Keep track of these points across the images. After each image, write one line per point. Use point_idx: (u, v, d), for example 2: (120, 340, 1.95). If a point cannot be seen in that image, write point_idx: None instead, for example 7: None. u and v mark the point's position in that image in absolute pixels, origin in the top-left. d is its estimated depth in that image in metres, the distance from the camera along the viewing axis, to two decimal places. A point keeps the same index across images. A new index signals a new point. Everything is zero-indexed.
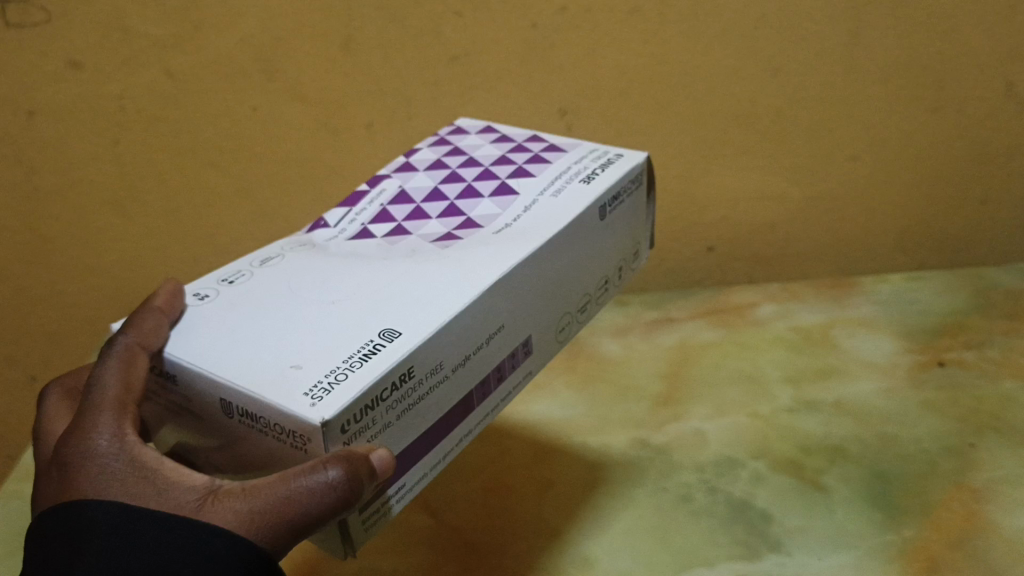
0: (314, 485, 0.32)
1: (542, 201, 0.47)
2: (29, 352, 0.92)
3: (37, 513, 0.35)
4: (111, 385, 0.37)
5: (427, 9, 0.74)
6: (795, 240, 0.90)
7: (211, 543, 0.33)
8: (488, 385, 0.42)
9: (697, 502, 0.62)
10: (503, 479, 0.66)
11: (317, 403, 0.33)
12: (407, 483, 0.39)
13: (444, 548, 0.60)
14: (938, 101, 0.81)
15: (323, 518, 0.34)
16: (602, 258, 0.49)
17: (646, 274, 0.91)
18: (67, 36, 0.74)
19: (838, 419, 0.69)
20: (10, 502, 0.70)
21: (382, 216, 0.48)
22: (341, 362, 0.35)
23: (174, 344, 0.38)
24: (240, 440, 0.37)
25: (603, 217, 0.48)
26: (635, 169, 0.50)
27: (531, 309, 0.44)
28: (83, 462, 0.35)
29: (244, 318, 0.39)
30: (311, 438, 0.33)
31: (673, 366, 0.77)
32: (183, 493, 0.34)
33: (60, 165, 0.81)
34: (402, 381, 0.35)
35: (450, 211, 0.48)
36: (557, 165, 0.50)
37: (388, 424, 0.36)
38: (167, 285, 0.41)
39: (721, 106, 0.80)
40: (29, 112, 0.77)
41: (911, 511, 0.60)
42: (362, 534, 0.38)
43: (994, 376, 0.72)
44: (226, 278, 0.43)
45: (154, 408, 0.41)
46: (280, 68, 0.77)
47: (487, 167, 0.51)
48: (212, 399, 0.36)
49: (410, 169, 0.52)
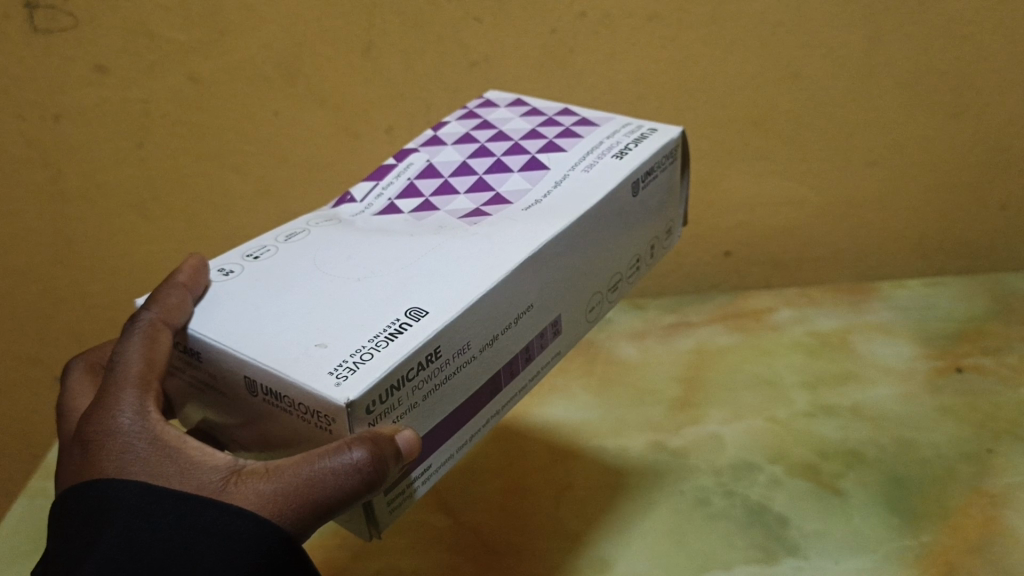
0: (338, 466, 0.33)
1: (573, 176, 0.47)
2: (53, 352, 0.93)
3: (63, 487, 0.37)
4: (134, 362, 0.38)
5: (447, 15, 0.75)
6: (812, 244, 0.90)
7: (234, 521, 0.34)
8: (516, 366, 0.43)
9: (715, 504, 0.63)
10: (521, 480, 0.66)
11: (341, 382, 0.33)
12: (433, 465, 0.40)
13: (462, 547, 0.61)
14: (957, 106, 0.81)
15: (347, 499, 0.34)
16: (634, 236, 0.50)
17: (663, 278, 0.92)
18: (94, 42, 0.75)
19: (855, 424, 0.70)
20: (36, 499, 0.71)
21: (409, 191, 0.49)
22: (367, 341, 0.36)
23: (197, 321, 0.39)
24: (264, 418, 0.37)
25: (636, 193, 0.48)
26: (670, 144, 0.50)
27: (561, 287, 0.44)
28: (106, 439, 0.36)
29: (270, 294, 0.40)
30: (336, 419, 0.34)
31: (690, 370, 0.77)
32: (206, 473, 0.35)
33: (85, 168, 0.82)
34: (428, 361, 0.36)
35: (479, 186, 0.48)
36: (589, 139, 0.51)
37: (414, 405, 0.36)
38: (191, 261, 0.42)
39: (739, 111, 0.80)
40: (55, 116, 0.79)
41: (929, 516, 0.60)
42: (386, 516, 0.39)
43: (1012, 382, 0.72)
44: (251, 253, 0.44)
45: (177, 385, 0.42)
46: (302, 73, 0.78)
47: (517, 141, 0.52)
48: (237, 376, 0.37)
49: (438, 143, 0.52)
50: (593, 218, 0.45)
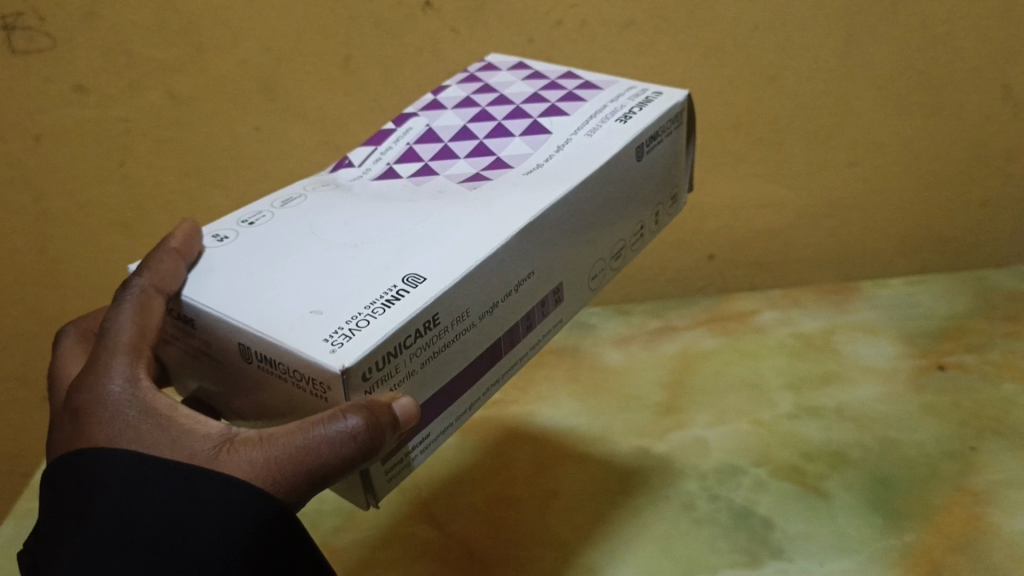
0: (333, 434, 0.33)
1: (575, 140, 0.47)
2: (40, 372, 0.92)
3: (54, 455, 0.37)
4: (126, 329, 0.38)
5: (423, 27, 0.75)
6: (795, 246, 0.91)
7: (227, 490, 0.34)
8: (516, 334, 0.43)
9: (699, 509, 0.63)
10: (507, 490, 0.66)
11: (337, 349, 0.33)
12: (432, 433, 0.40)
13: (447, 557, 0.61)
14: (934, 105, 0.82)
15: (342, 467, 0.35)
16: (638, 202, 0.50)
17: (647, 282, 0.92)
18: (72, 62, 0.75)
19: (839, 424, 0.70)
20: (22, 520, 0.71)
21: (408, 155, 0.49)
22: (364, 308, 0.36)
23: (192, 288, 0.39)
24: (259, 385, 0.37)
25: (640, 157, 0.48)
26: (675, 107, 0.50)
27: (563, 254, 0.44)
28: (96, 408, 0.36)
29: (266, 261, 0.40)
30: (331, 386, 0.34)
31: (674, 374, 0.78)
32: (198, 441, 0.35)
33: (67, 188, 0.82)
34: (426, 328, 0.36)
35: (479, 150, 0.48)
36: (593, 103, 0.51)
37: (411, 372, 0.36)
38: (184, 226, 0.42)
39: (717, 115, 0.81)
40: (36, 137, 0.79)
41: (913, 515, 0.60)
42: (383, 484, 0.39)
43: (994, 379, 0.72)
44: (247, 219, 0.44)
45: (171, 354, 0.41)
46: (281, 88, 0.78)
47: (518, 105, 0.51)
48: (231, 344, 0.37)
49: (438, 107, 0.52)
50: (598, 187, 0.45)
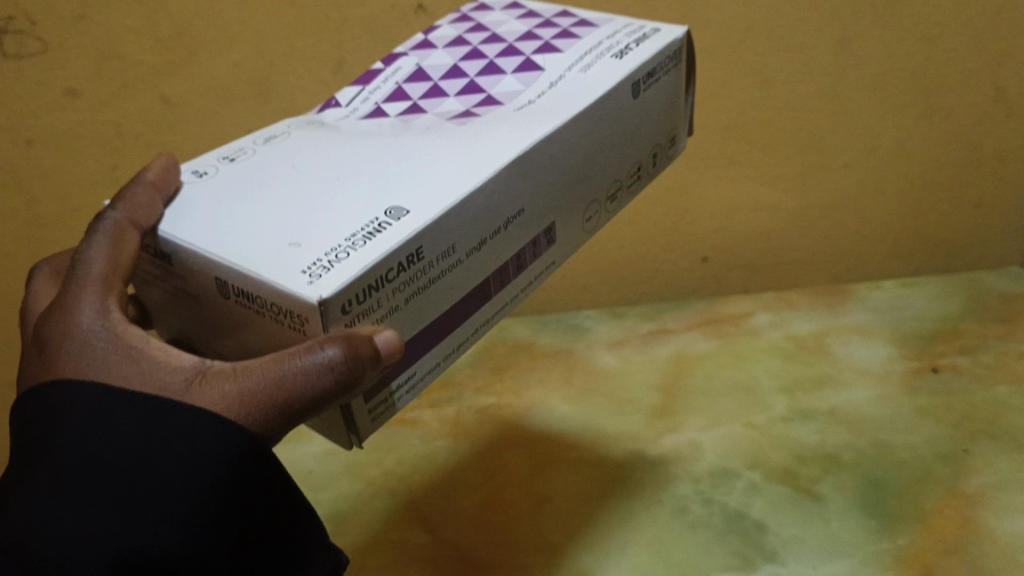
0: (309, 366, 0.31)
1: (568, 77, 0.45)
2: None
3: (20, 389, 0.35)
4: (98, 262, 0.36)
5: (416, 29, 0.76)
6: (788, 248, 0.91)
7: (197, 423, 0.32)
8: (507, 274, 0.41)
9: (692, 513, 0.63)
10: (501, 494, 0.66)
11: (315, 280, 0.32)
12: (418, 374, 0.38)
13: (441, 561, 0.61)
14: (927, 107, 0.82)
15: (320, 399, 0.33)
16: (634, 142, 0.47)
17: (642, 285, 0.92)
18: (64, 66, 0.74)
19: (833, 427, 0.69)
20: None
21: (397, 94, 0.47)
22: (344, 240, 0.34)
23: (168, 223, 0.37)
24: (236, 320, 0.36)
25: (637, 94, 0.45)
26: (674, 43, 0.47)
27: (554, 192, 0.42)
28: (63, 339, 0.34)
29: (245, 196, 0.38)
30: (309, 318, 0.32)
31: (668, 377, 0.77)
32: (169, 374, 0.33)
33: (59, 193, 0.82)
34: (409, 262, 0.34)
35: (471, 89, 0.46)
36: (587, 41, 0.48)
37: (395, 308, 0.35)
38: (161, 160, 0.40)
39: (711, 118, 0.81)
40: (28, 141, 0.78)
41: (906, 519, 0.60)
42: (367, 424, 0.37)
43: (987, 382, 0.72)
44: (228, 156, 0.42)
45: (155, 294, 0.40)
46: (274, 91, 0.78)
47: (511, 43, 0.49)
48: (208, 278, 0.35)
49: (428, 46, 0.49)
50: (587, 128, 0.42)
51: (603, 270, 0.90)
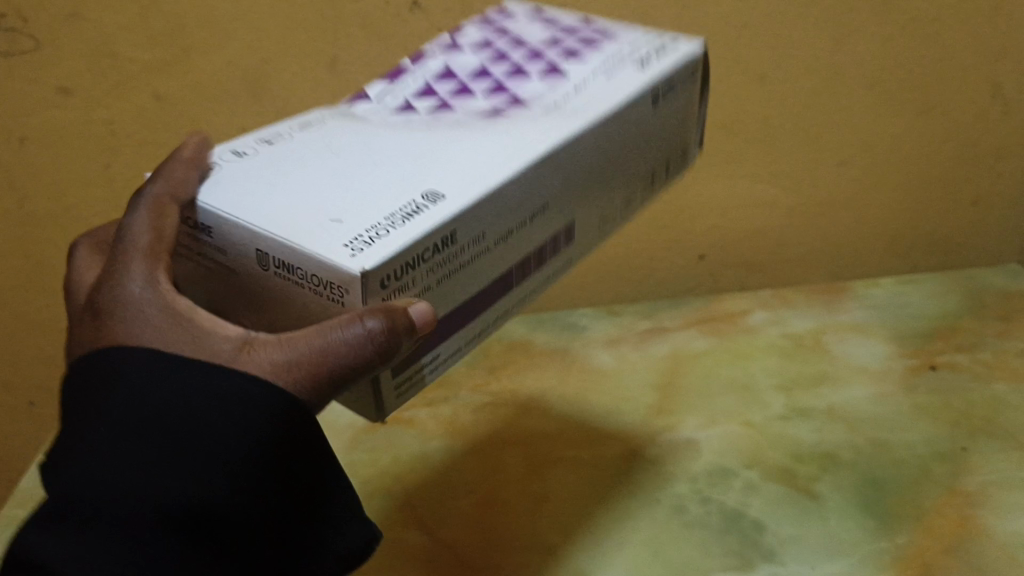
0: (352, 337, 0.34)
1: (594, 81, 0.45)
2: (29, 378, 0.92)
3: (74, 355, 0.37)
4: (143, 233, 0.37)
5: (411, 27, 0.75)
6: (785, 245, 0.90)
7: (247, 386, 0.34)
8: (528, 267, 0.43)
9: (690, 512, 0.63)
10: (497, 494, 0.65)
11: (355, 253, 0.33)
12: (441, 355, 0.41)
13: (438, 562, 0.60)
14: (925, 105, 0.82)
15: (359, 370, 0.35)
16: (651, 150, 0.48)
17: (638, 284, 0.91)
18: (55, 63, 0.74)
19: (830, 426, 0.69)
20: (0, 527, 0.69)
21: (426, 91, 0.46)
22: (382, 219, 0.35)
23: (208, 193, 0.38)
24: (274, 294, 0.37)
25: (657, 103, 0.46)
26: (693, 56, 0.48)
27: (578, 189, 0.43)
28: (119, 308, 0.36)
29: (281, 173, 0.39)
30: (348, 290, 0.34)
31: (665, 376, 0.77)
32: (218, 342, 0.35)
33: (53, 192, 0.81)
34: (444, 245, 0.36)
35: (499, 88, 0.46)
36: (611, 49, 0.49)
37: (428, 287, 0.37)
38: (195, 139, 0.42)
39: (706, 116, 0.81)
40: (21, 139, 0.77)
41: (904, 518, 0.60)
42: (391, 399, 0.40)
43: (985, 379, 0.72)
44: (264, 139, 0.43)
45: (183, 267, 0.41)
46: (267, 90, 0.77)
47: (537, 47, 0.49)
48: (247, 252, 0.37)
49: (455, 48, 0.49)
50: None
51: (600, 269, 0.90)
